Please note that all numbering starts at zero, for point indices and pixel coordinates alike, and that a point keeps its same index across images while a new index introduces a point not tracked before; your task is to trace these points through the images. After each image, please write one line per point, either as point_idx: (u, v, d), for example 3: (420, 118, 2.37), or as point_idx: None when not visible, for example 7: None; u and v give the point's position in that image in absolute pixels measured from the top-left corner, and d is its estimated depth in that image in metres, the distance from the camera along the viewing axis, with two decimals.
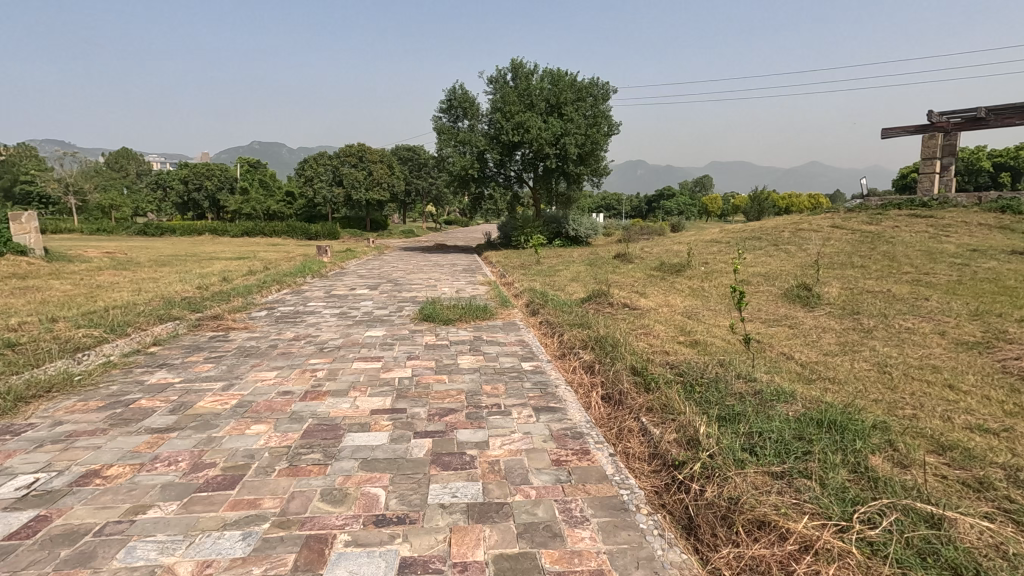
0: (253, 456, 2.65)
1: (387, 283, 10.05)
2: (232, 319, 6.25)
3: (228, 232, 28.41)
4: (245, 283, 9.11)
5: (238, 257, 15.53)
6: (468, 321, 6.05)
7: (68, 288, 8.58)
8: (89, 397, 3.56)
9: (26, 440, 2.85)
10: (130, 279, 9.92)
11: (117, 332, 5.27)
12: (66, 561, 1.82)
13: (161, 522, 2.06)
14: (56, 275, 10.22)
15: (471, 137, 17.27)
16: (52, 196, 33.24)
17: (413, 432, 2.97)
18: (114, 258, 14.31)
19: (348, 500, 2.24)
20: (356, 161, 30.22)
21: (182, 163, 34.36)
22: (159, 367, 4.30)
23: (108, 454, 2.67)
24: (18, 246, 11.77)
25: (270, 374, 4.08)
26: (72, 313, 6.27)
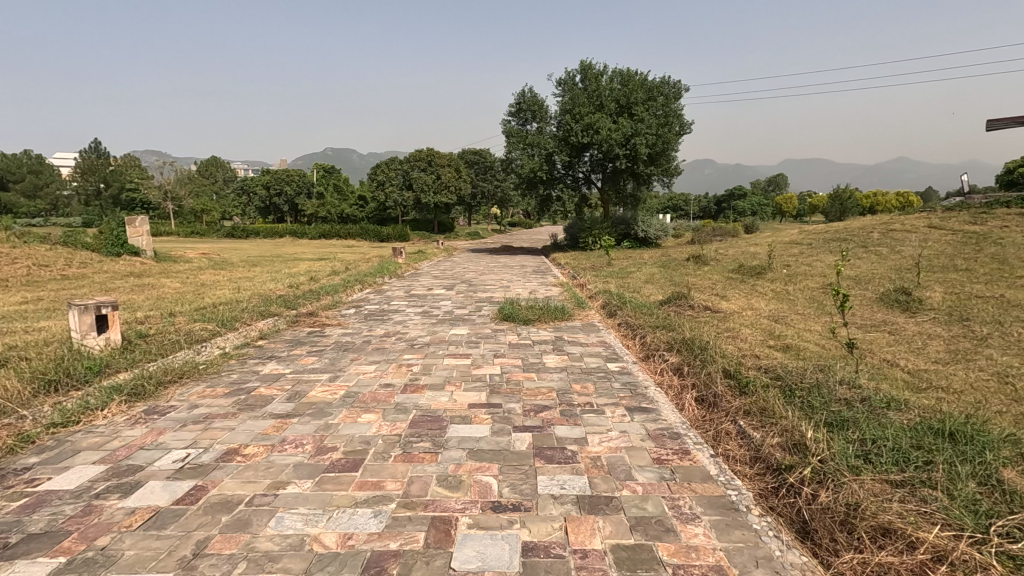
0: (369, 442, 2.84)
1: (462, 283, 10.31)
2: (326, 316, 6.66)
3: (307, 235, 30.04)
4: (331, 283, 9.64)
5: (319, 258, 16.42)
6: (547, 322, 6.15)
7: (177, 285, 9.42)
8: (215, 384, 3.93)
9: (172, 420, 3.20)
10: (229, 278, 10.74)
11: (228, 326, 5.75)
12: (228, 525, 2.05)
13: (301, 497, 2.27)
14: (165, 273, 11.23)
15: (540, 139, 17.36)
16: (154, 202, 36.42)
17: (512, 426, 3.08)
18: (212, 258, 15.54)
19: (463, 486, 2.37)
20: (425, 165, 31.13)
21: (266, 169, 36.63)
22: (270, 359, 4.68)
23: (243, 435, 2.96)
24: (132, 247, 13.02)
25: (369, 367, 4.33)
26: (186, 308, 6.90)
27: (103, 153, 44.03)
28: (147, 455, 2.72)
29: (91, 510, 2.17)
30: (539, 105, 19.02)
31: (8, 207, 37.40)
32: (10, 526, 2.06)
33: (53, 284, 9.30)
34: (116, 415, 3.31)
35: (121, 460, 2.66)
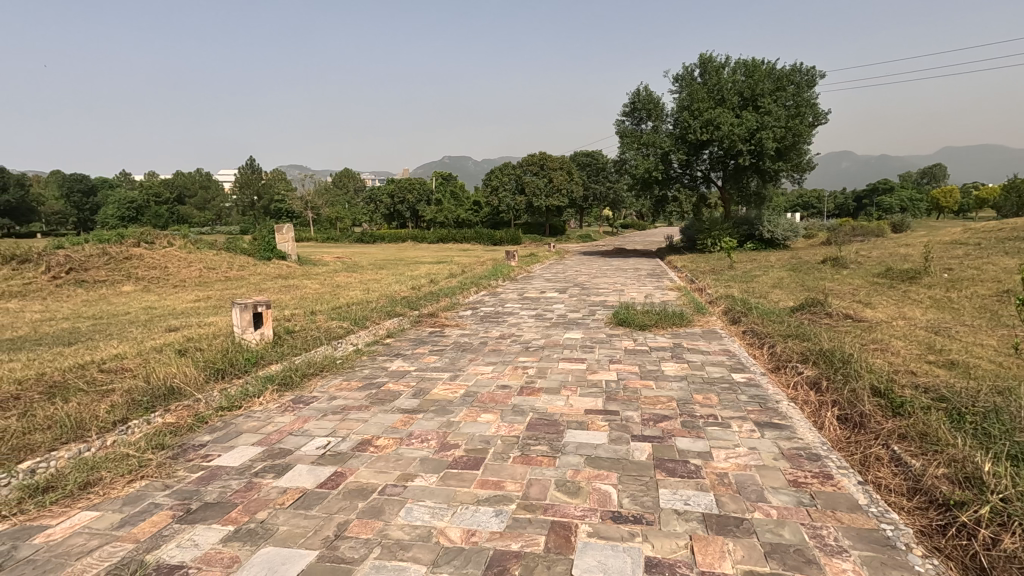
0: (489, 441, 2.92)
1: (574, 287, 10.27)
2: (445, 316, 6.98)
3: (426, 239, 31.78)
4: (449, 285, 10.09)
5: (437, 262, 17.31)
6: (665, 327, 5.92)
7: (316, 286, 10.42)
8: (350, 378, 4.29)
9: (315, 410, 3.54)
10: (359, 280, 11.66)
11: (359, 324, 6.24)
12: (364, 512, 2.22)
13: (427, 490, 2.39)
14: (306, 276, 12.47)
15: (655, 138, 16.79)
16: (296, 211, 40.66)
17: (631, 435, 3.00)
18: (344, 261, 16.99)
19: (582, 493, 2.35)
20: (537, 169, 31.51)
21: (390, 178, 39.27)
22: (396, 356, 5.00)
23: (375, 427, 3.18)
24: (279, 252, 14.61)
25: (487, 368, 4.46)
26: (324, 307, 7.60)
27: (257, 169, 49.93)
28: (295, 440, 3.02)
29: (252, 486, 2.45)
30: (654, 103, 18.40)
31: (184, 219, 43.84)
32: (191, 494, 2.40)
33: (218, 285, 10.71)
34: (270, 402, 3.72)
35: (275, 443, 2.99)
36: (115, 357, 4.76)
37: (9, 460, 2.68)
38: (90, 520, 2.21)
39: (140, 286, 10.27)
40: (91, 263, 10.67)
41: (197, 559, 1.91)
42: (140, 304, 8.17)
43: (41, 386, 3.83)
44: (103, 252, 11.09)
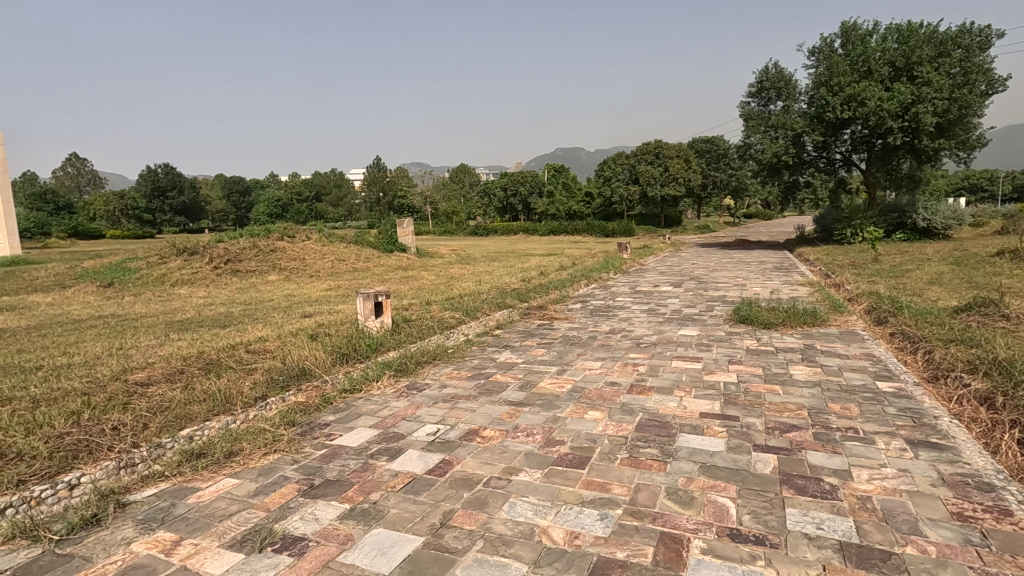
0: (595, 440, 2.82)
1: (691, 280, 9.73)
2: (554, 309, 6.93)
3: (538, 231, 32.04)
4: (559, 278, 10.03)
5: (548, 254, 17.35)
6: (794, 327, 5.37)
7: (432, 278, 10.90)
8: (461, 367, 4.40)
9: (428, 397, 3.67)
10: (473, 272, 12.02)
11: (471, 315, 6.41)
12: (469, 502, 2.23)
13: (530, 486, 2.36)
14: (424, 267, 13.10)
15: (785, 119, 15.36)
16: (416, 205, 43.00)
17: (754, 444, 2.74)
18: (459, 253, 17.63)
19: (696, 504, 2.17)
20: (653, 158, 30.37)
21: (504, 172, 40.06)
22: (505, 348, 5.05)
23: (482, 417, 3.22)
24: (400, 245, 15.51)
25: (595, 364, 4.35)
26: (438, 298, 7.90)
27: (382, 167, 53.51)
28: (408, 425, 3.15)
29: (367, 467, 2.59)
30: (785, 80, 16.79)
31: (321, 215, 48.24)
32: (314, 470, 2.59)
33: (347, 276, 11.62)
34: (387, 387, 3.93)
35: (390, 426, 3.14)
36: (259, 339, 5.33)
37: (174, 425, 3.09)
38: (232, 486, 2.46)
39: (282, 276, 11.44)
40: (244, 255, 12.08)
41: (316, 533, 2.04)
42: (282, 292, 9.09)
43: (201, 363, 4.38)
44: (254, 245, 12.51)
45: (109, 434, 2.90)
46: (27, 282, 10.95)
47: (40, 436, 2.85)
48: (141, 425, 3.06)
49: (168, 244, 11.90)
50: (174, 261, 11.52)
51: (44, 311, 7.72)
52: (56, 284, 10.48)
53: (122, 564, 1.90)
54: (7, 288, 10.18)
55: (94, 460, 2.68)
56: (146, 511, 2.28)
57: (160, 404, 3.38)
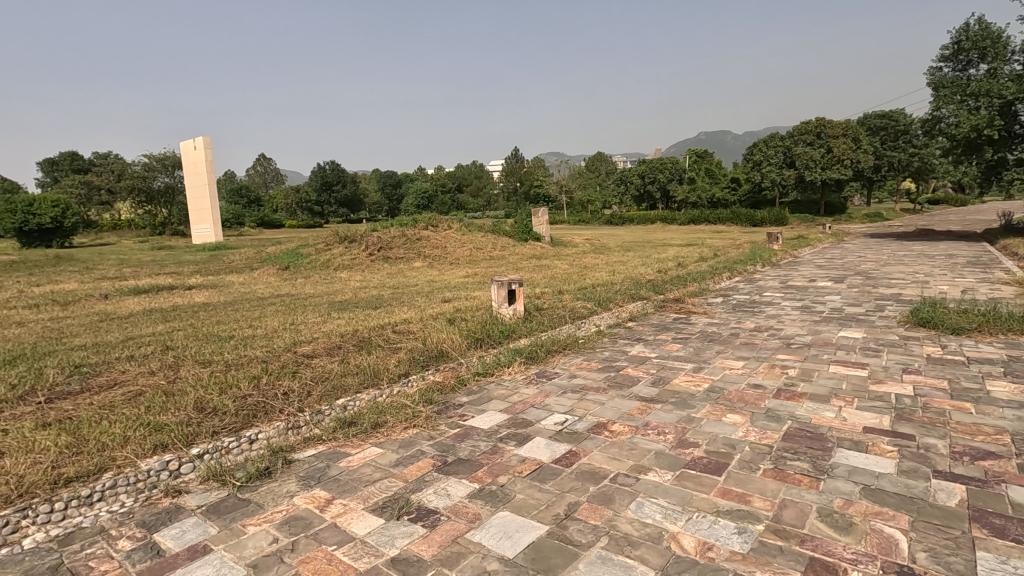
0: (734, 446, 2.61)
1: (856, 276, 8.58)
2: (692, 303, 6.55)
3: (677, 220, 30.55)
4: (699, 269, 9.46)
5: (687, 244, 16.46)
6: (993, 334, 4.48)
7: (565, 267, 10.91)
8: (591, 358, 4.35)
9: (557, 386, 3.68)
10: (606, 262, 11.82)
11: (603, 306, 6.30)
12: (594, 497, 2.19)
13: (661, 487, 2.25)
14: (558, 257, 13.17)
15: (990, 85, 12.83)
16: (552, 195, 43.34)
17: (934, 469, 2.33)
18: (593, 243, 17.45)
19: (855, 530, 1.91)
20: (813, 138, 27.31)
21: (641, 158, 38.78)
22: (637, 341, 4.88)
23: (612, 411, 3.14)
24: (535, 234, 15.76)
25: (737, 363, 4.02)
26: (571, 288, 7.89)
27: (519, 158, 54.76)
28: (537, 413, 3.18)
29: (496, 450, 2.66)
30: (993, 38, 13.97)
31: (462, 206, 50.74)
32: (448, 447, 2.73)
33: (484, 264, 12.08)
34: (517, 373, 4.02)
35: (519, 412, 3.20)
36: (404, 320, 5.76)
37: (331, 395, 3.47)
38: (376, 455, 2.69)
39: (426, 263, 12.24)
40: (394, 243, 13.14)
41: (447, 509, 2.14)
42: (425, 278, 9.72)
43: (355, 340, 4.86)
44: (402, 234, 13.55)
45: (281, 399, 3.34)
46: (226, 264, 13.02)
47: (231, 395, 3.37)
48: (306, 392, 3.47)
49: (332, 233, 13.36)
50: (336, 248, 12.90)
51: (237, 289, 9.10)
52: (247, 266, 12.32)
53: (286, 513, 2.17)
54: (212, 269, 12.20)
55: (269, 420, 3.11)
56: (306, 469, 2.57)
57: (321, 374, 3.82)
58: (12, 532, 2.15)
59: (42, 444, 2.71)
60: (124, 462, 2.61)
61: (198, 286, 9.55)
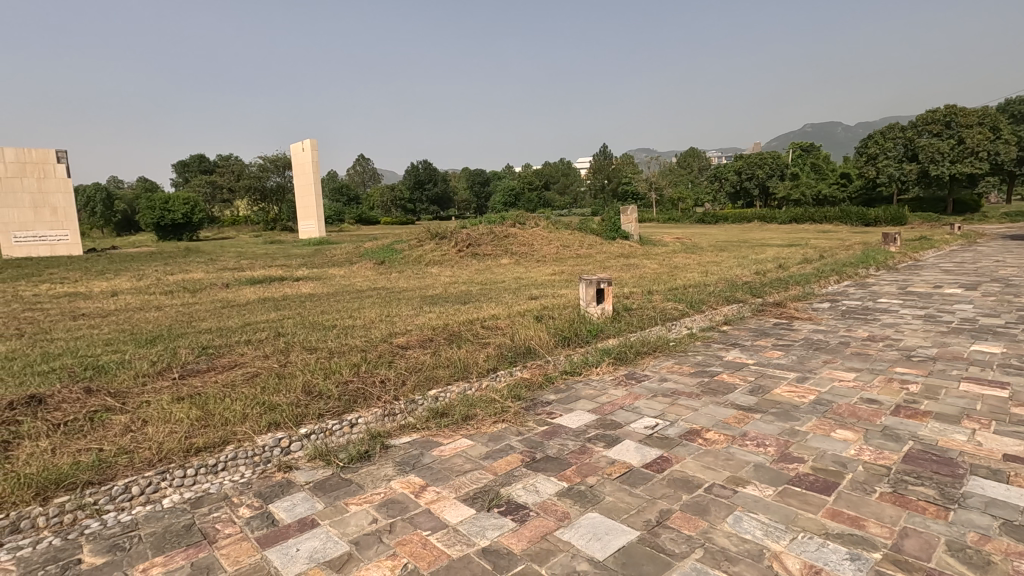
0: (845, 465, 2.41)
1: (993, 283, 7.60)
2: (795, 307, 6.12)
3: (777, 219, 28.69)
4: (803, 272, 8.80)
5: (789, 244, 15.40)
6: None
7: (655, 267, 10.60)
8: (682, 362, 4.20)
9: (647, 388, 3.58)
10: (699, 262, 11.35)
11: (695, 308, 6.05)
12: (689, 506, 2.11)
13: (762, 502, 2.12)
14: (646, 256, 12.82)
15: None
16: (641, 192, 42.25)
17: None
18: (684, 242, 16.81)
19: (992, 571, 1.69)
20: (941, 129, 24.57)
21: (738, 153, 36.81)
22: (733, 346, 4.64)
23: (706, 418, 3.00)
24: (623, 232, 15.45)
25: (847, 375, 3.70)
26: (661, 288, 7.64)
27: (608, 155, 53.95)
28: (626, 415, 3.12)
29: (585, 450, 2.65)
30: None
31: (548, 203, 50.84)
32: (537, 444, 2.75)
33: (570, 262, 12.03)
34: (606, 374, 3.96)
35: (608, 413, 3.15)
36: (493, 316, 5.88)
37: (424, 385, 3.62)
38: (467, 446, 2.76)
39: (513, 260, 12.40)
40: (482, 240, 13.44)
41: (536, 504, 2.16)
42: (512, 275, 9.85)
43: (446, 333, 5.03)
44: (490, 232, 13.81)
45: (378, 386, 3.53)
46: (328, 258, 13.95)
47: (334, 380, 3.62)
48: (400, 381, 3.65)
49: (425, 230, 13.89)
50: (428, 244, 13.40)
51: (338, 281, 9.72)
52: (347, 260, 13.11)
53: (384, 495, 2.29)
54: (316, 262, 13.13)
55: (368, 405, 3.30)
56: (402, 455, 2.70)
57: (415, 364, 3.99)
58: (153, 491, 2.44)
59: (177, 415, 3.06)
60: (243, 436, 2.88)
61: (304, 278, 10.31)
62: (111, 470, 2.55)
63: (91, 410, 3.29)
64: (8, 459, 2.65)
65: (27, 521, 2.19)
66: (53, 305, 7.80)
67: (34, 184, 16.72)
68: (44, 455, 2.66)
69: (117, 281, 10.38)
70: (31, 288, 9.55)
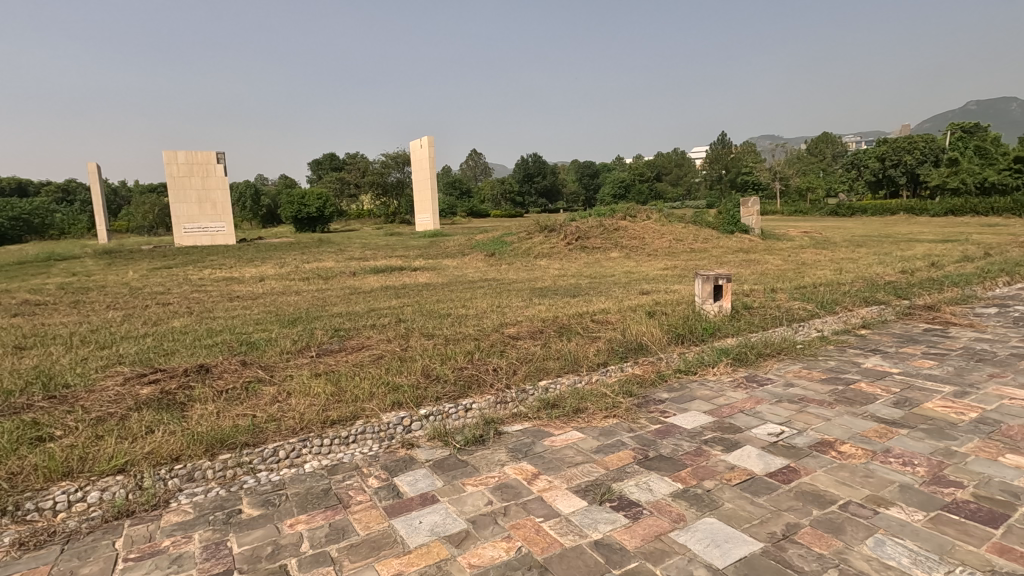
0: (1015, 496, 2.09)
1: None
2: (951, 312, 5.37)
3: (929, 211, 25.31)
4: (962, 272, 7.68)
5: (944, 240, 13.50)
6: None
7: (779, 262, 9.84)
8: (811, 367, 3.86)
9: (770, 393, 3.35)
10: (832, 258, 10.34)
11: (827, 308, 5.53)
12: (820, 523, 1.95)
13: (909, 528, 1.90)
14: (770, 251, 11.93)
15: None
16: (764, 183, 39.30)
17: None
18: (813, 236, 15.38)
19: None
20: None
21: (882, 137, 32.90)
22: (873, 352, 4.17)
23: (841, 430, 2.75)
24: (743, 225, 14.48)
25: (1020, 393, 3.18)
26: (787, 286, 7.08)
27: (726, 144, 50.84)
28: (747, 419, 2.94)
29: (701, 453, 2.54)
30: None
31: (660, 195, 49.03)
32: (649, 442, 2.68)
33: (684, 256, 11.53)
34: (723, 375, 3.76)
35: (726, 417, 3.00)
36: (603, 310, 5.82)
37: (534, 375, 3.69)
38: (578, 439, 2.77)
39: (623, 253, 12.15)
40: (591, 233, 13.31)
41: (650, 503, 2.12)
42: (622, 269, 9.64)
43: (556, 326, 5.07)
44: (600, 225, 13.65)
45: (491, 374, 3.66)
46: (443, 249, 14.62)
47: (450, 365, 3.81)
48: (512, 369, 3.75)
49: (534, 223, 14.05)
50: (537, 237, 13.55)
51: (451, 272, 10.16)
52: (460, 252, 13.65)
53: (498, 479, 2.38)
54: (431, 253, 13.80)
55: (481, 392, 3.43)
56: (514, 442, 2.77)
57: (526, 355, 4.08)
58: (296, 455, 2.73)
59: (316, 389, 3.40)
60: (370, 413, 3.13)
61: (420, 268, 10.89)
62: (263, 434, 2.90)
63: (246, 380, 3.76)
64: (184, 417, 3.11)
65: (199, 472, 2.56)
66: (214, 288, 8.99)
67: (200, 182, 19.31)
68: (212, 416, 3.08)
69: (263, 267, 11.68)
70: (197, 273, 11.07)
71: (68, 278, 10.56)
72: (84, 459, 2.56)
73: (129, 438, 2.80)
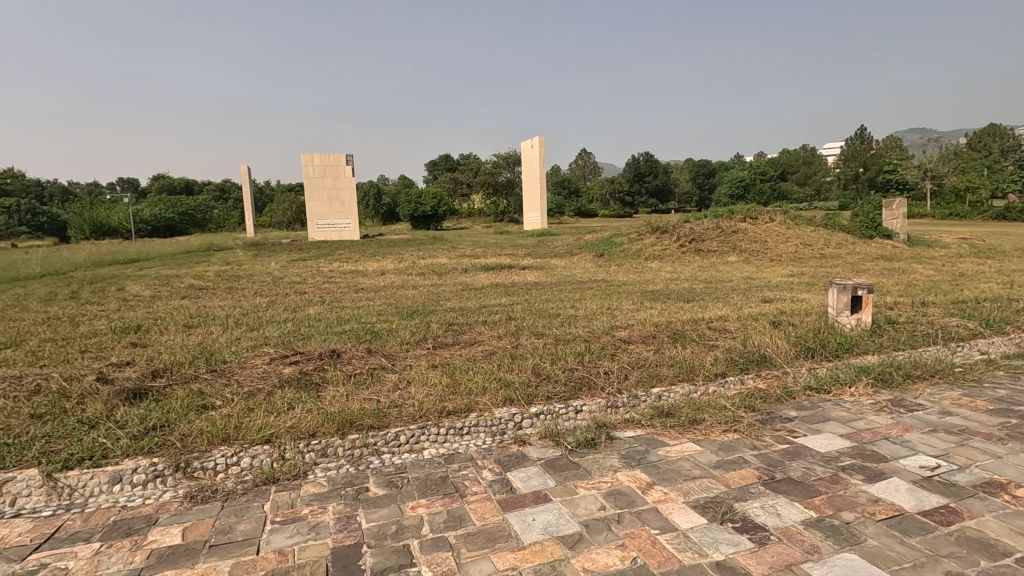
0: None
1: None
2: None
3: None
4: None
5: None
6: None
7: (930, 273, 8.69)
8: (974, 394, 3.36)
9: (921, 421, 2.97)
10: (999, 269, 8.92)
11: (994, 328, 4.78)
12: None
13: None
14: (918, 259, 10.57)
15: None
16: (911, 181, 34.99)
17: None
18: (975, 243, 13.37)
19: None
20: None
21: None
22: None
23: (1015, 470, 2.36)
24: (885, 229, 12.96)
25: None
26: (941, 300, 6.22)
27: (865, 138, 45.80)
28: (893, 448, 2.63)
29: (839, 481, 2.31)
30: None
31: (784, 195, 45.39)
32: (777, 463, 2.49)
33: (813, 262, 10.57)
34: (863, 396, 3.39)
35: (867, 443, 2.70)
36: (720, 317, 5.52)
37: (647, 381, 3.58)
38: (695, 452, 2.65)
39: (742, 258, 11.41)
40: (707, 235, 12.67)
41: (778, 529, 1.97)
42: (741, 274, 9.06)
43: (670, 331, 4.88)
44: (717, 227, 12.91)
45: (603, 376, 3.61)
46: (551, 248, 14.69)
47: (560, 365, 3.82)
48: (624, 373, 3.68)
49: (646, 223, 13.65)
50: (649, 238, 13.15)
51: (560, 271, 10.18)
52: (568, 251, 13.62)
53: (611, 485, 2.34)
54: (540, 252, 13.91)
55: (592, 395, 3.41)
56: (627, 449, 2.71)
57: (638, 359, 3.97)
58: (416, 441, 2.89)
59: (433, 380, 3.57)
60: (484, 407, 3.23)
61: (529, 267, 11.05)
62: (386, 418, 3.10)
63: (371, 366, 4.05)
64: (319, 397, 3.41)
65: (331, 449, 2.79)
66: (342, 279, 9.78)
67: (331, 182, 21.11)
68: (342, 398, 3.35)
69: (385, 262, 12.48)
70: (328, 265, 12.11)
71: (224, 266, 12.03)
72: (239, 428, 2.90)
73: (274, 412, 3.12)
